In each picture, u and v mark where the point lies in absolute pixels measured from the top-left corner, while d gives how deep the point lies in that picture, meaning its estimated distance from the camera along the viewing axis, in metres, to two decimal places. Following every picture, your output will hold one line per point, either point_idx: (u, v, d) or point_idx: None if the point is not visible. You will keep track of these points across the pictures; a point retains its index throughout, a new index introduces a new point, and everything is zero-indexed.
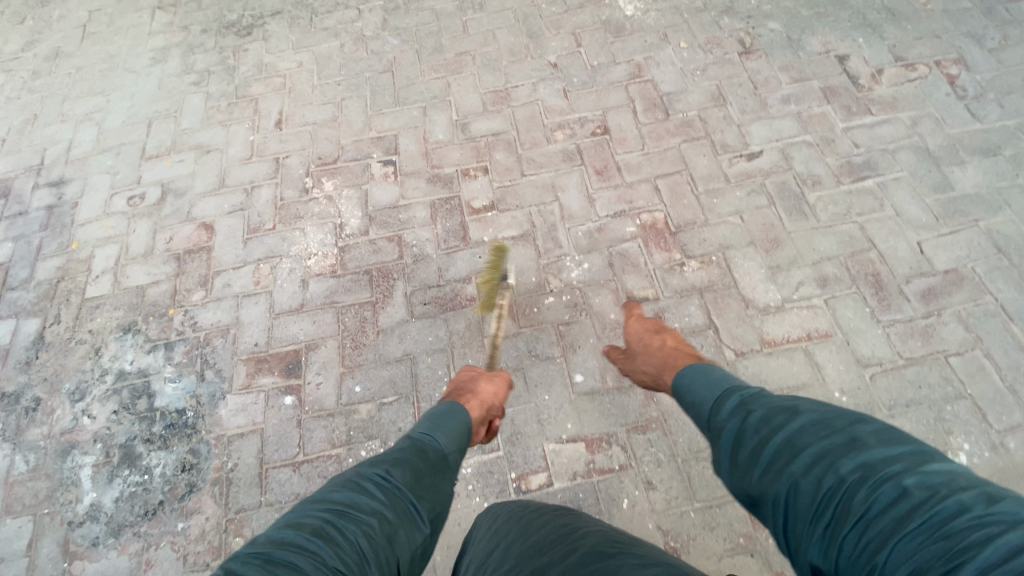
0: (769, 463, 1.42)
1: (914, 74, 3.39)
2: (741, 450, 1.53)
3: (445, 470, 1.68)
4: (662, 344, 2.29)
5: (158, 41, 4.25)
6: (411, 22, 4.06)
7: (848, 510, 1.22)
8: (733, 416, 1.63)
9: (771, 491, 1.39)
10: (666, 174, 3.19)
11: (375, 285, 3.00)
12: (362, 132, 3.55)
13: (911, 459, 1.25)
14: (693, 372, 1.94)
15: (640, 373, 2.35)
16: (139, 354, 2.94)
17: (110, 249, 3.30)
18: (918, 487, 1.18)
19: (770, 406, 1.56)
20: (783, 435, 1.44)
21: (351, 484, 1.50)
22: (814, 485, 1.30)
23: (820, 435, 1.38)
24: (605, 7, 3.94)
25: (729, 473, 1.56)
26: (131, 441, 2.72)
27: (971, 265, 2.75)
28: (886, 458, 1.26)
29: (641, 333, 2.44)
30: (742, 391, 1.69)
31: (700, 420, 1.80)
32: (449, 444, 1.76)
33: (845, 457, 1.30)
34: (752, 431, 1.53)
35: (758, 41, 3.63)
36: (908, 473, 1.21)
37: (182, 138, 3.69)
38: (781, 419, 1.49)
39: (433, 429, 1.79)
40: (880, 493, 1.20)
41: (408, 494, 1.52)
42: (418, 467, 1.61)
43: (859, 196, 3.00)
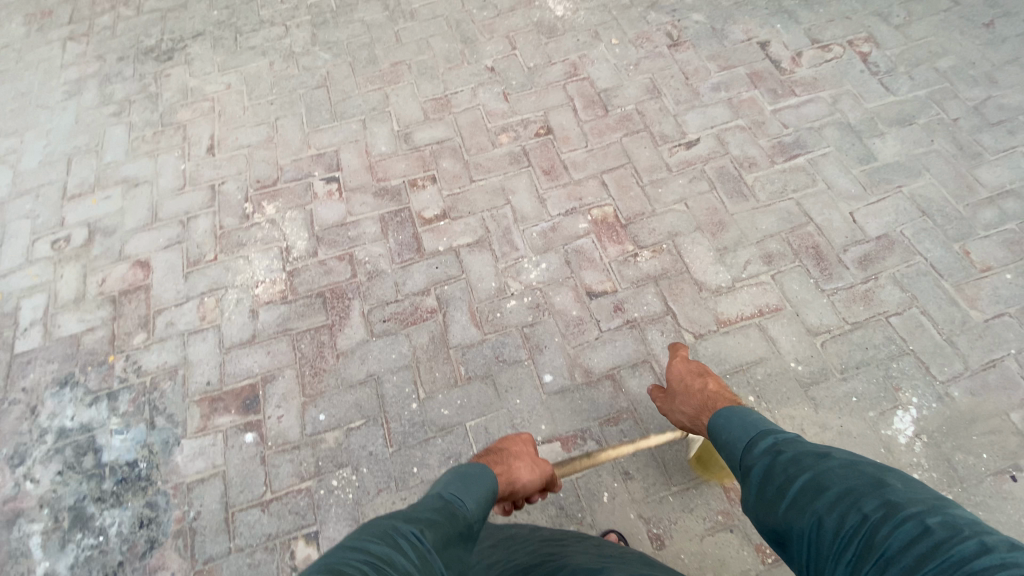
0: (794, 499, 1.46)
1: (830, 54, 3.59)
2: (765, 485, 1.58)
3: (468, 542, 1.56)
4: (704, 387, 2.18)
5: (70, 72, 4.00)
6: (341, 36, 3.97)
7: (870, 547, 1.25)
8: (758, 452, 1.68)
9: (795, 527, 1.42)
10: (611, 168, 3.25)
11: (331, 307, 2.90)
12: (301, 151, 3.44)
13: (937, 502, 1.28)
14: (730, 414, 1.88)
15: (677, 414, 2.25)
16: (80, 408, 2.74)
17: (37, 299, 3.06)
18: (941, 527, 1.21)
19: (800, 448, 1.60)
20: (810, 472, 1.48)
21: (388, 536, 1.36)
22: (838, 521, 1.33)
23: (847, 475, 1.43)
24: (536, 8, 3.98)
25: (752, 506, 1.59)
26: (80, 502, 2.53)
27: (900, 229, 2.93)
28: (911, 499, 1.29)
29: (685, 371, 2.31)
30: (767, 429, 1.75)
31: (724, 454, 1.85)
32: (475, 512, 1.64)
33: (870, 495, 1.34)
34: (778, 467, 1.58)
35: (685, 33, 3.75)
36: (932, 513, 1.24)
37: (107, 173, 3.47)
38: (810, 459, 1.53)
39: (464, 494, 1.65)
40: (902, 531, 1.23)
41: (438, 561, 1.39)
42: (448, 532, 1.49)
43: (794, 173, 3.14)
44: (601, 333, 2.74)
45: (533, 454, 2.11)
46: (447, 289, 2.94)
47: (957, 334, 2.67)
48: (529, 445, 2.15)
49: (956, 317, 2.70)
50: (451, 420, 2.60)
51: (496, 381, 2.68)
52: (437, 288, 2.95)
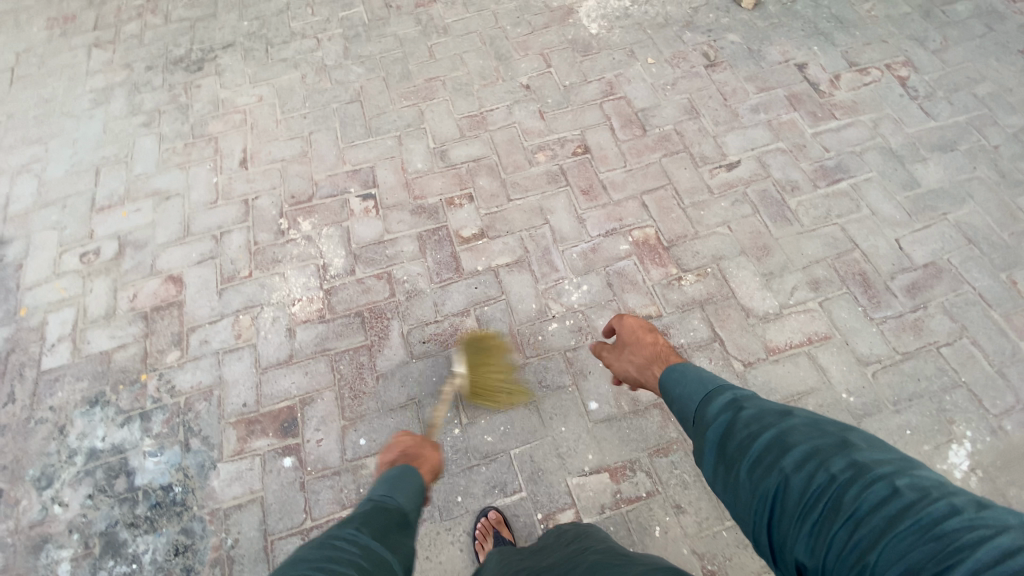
0: (759, 458, 1.48)
1: (868, 78, 3.58)
2: (728, 444, 1.59)
3: (408, 529, 1.72)
4: (656, 341, 2.24)
5: (98, 81, 3.94)
6: (374, 49, 3.94)
7: (837, 508, 1.27)
8: (719, 410, 1.69)
9: (760, 486, 1.44)
10: (651, 189, 3.21)
11: (369, 326, 2.85)
12: (336, 167, 3.41)
13: (900, 462, 1.31)
14: (688, 370, 1.94)
15: (625, 364, 2.30)
16: (111, 429, 2.67)
17: (66, 313, 2.99)
18: (908, 488, 1.23)
19: (762, 407, 1.62)
20: (775, 430, 1.50)
21: (326, 543, 1.50)
22: (805, 482, 1.35)
23: (811, 435, 1.45)
24: (570, 26, 3.96)
25: (714, 465, 1.61)
26: (112, 527, 2.45)
27: (947, 257, 2.90)
28: (878, 460, 1.32)
29: (635, 324, 2.36)
30: (725, 387, 1.77)
31: (681, 413, 1.86)
32: (408, 502, 1.78)
33: (837, 456, 1.36)
34: (741, 424, 1.59)
35: (722, 54, 3.74)
36: (900, 475, 1.26)
37: (137, 185, 3.42)
38: (774, 418, 1.54)
39: (392, 491, 1.78)
40: (871, 492, 1.25)
41: (380, 549, 1.56)
42: (384, 524, 1.65)
43: (836, 198, 3.11)
44: None
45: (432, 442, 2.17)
46: (487, 309, 2.89)
47: (1009, 365, 2.62)
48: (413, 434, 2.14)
49: (1008, 348, 2.66)
50: (495, 447, 2.53)
51: (540, 407, 2.62)
52: (477, 309, 2.89)
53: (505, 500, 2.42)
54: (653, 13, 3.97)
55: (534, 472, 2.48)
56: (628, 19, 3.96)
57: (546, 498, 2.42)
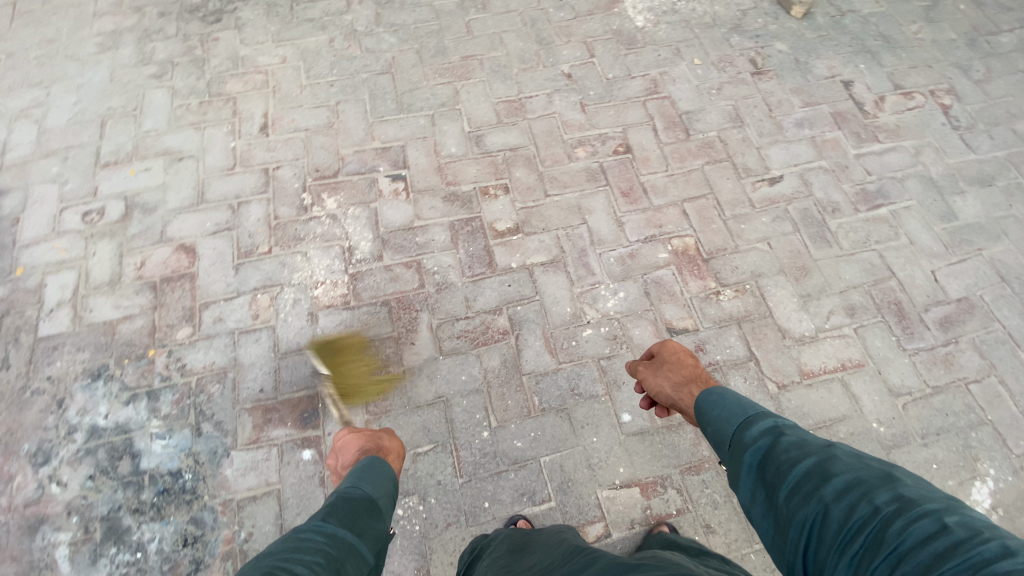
0: (798, 485, 1.40)
1: (912, 102, 3.53)
2: (765, 469, 1.51)
3: (378, 513, 1.72)
4: (696, 364, 2.20)
5: (104, 23, 3.62)
6: (407, 19, 3.71)
7: (880, 539, 1.18)
8: (759, 434, 1.61)
9: (797, 514, 1.36)
10: (692, 198, 3.13)
11: (396, 317, 2.71)
12: (364, 142, 3.22)
13: (950, 501, 1.21)
14: (726, 395, 1.84)
15: (659, 379, 2.21)
16: (115, 406, 2.50)
17: (66, 276, 2.77)
18: (957, 526, 1.13)
19: (803, 434, 1.53)
20: (817, 458, 1.42)
21: (293, 536, 1.51)
22: (846, 512, 1.27)
23: (853, 465, 1.36)
24: (615, 15, 3.79)
25: (750, 489, 1.53)
26: (115, 512, 2.31)
27: (980, 293, 2.91)
28: (926, 496, 1.22)
29: (678, 347, 2.30)
30: (764, 412, 1.68)
31: (716, 434, 1.77)
32: (375, 488, 1.77)
33: (882, 488, 1.27)
34: (780, 450, 1.51)
35: (769, 62, 3.64)
36: (949, 512, 1.16)
37: (146, 142, 3.17)
38: (816, 446, 1.46)
39: (357, 481, 1.76)
40: (916, 526, 1.15)
41: (347, 533, 1.57)
42: (350, 511, 1.65)
43: (876, 224, 3.07)
44: None
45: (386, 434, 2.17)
46: (520, 309, 2.78)
47: None
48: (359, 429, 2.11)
49: None
50: (524, 454, 2.46)
51: (572, 415, 2.54)
52: (509, 308, 2.78)
53: (532, 510, 2.36)
54: (700, 12, 3.83)
55: (564, 482, 2.42)
56: (674, 15, 3.81)
57: (575, 510, 2.37)
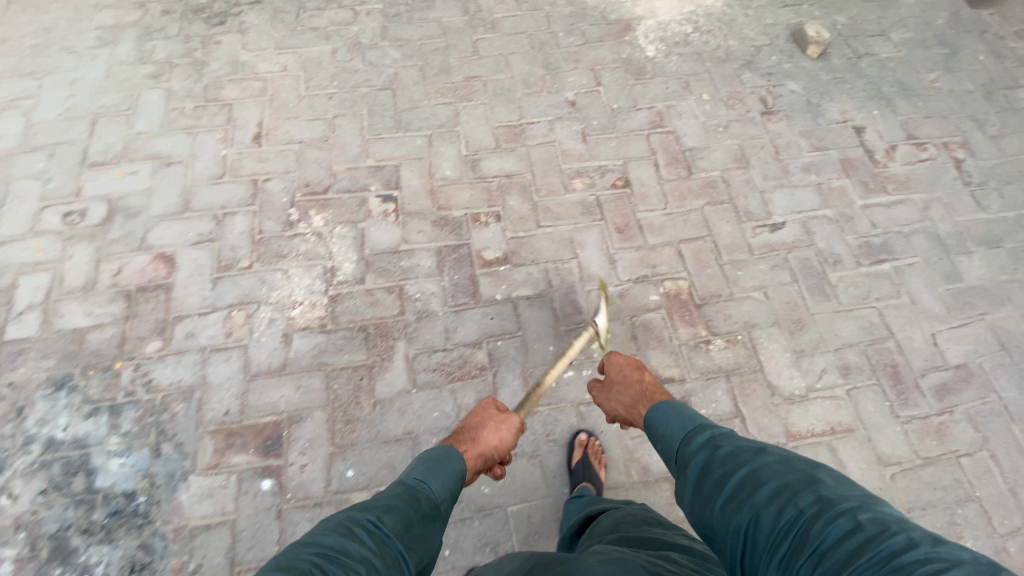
0: (732, 493, 1.46)
1: (925, 153, 3.41)
2: (703, 481, 1.56)
3: (433, 521, 1.65)
4: (643, 378, 2.09)
5: (107, 17, 3.58)
6: (414, 34, 3.65)
7: (805, 542, 1.28)
8: (695, 446, 1.65)
9: (732, 521, 1.43)
10: (689, 239, 3.02)
11: (372, 345, 2.62)
12: (357, 159, 3.15)
13: (864, 497, 1.33)
14: (668, 407, 1.81)
15: (612, 403, 2.15)
16: (75, 419, 2.44)
17: (39, 278, 2.72)
18: (871, 522, 1.25)
19: (734, 441, 1.60)
20: (749, 467, 1.48)
21: (343, 527, 1.47)
22: (776, 516, 1.35)
23: (782, 470, 1.44)
24: (626, 43, 3.71)
25: (690, 500, 1.58)
26: (63, 531, 2.24)
27: (978, 360, 2.79)
28: (843, 495, 1.33)
29: (624, 361, 2.20)
30: (701, 421, 1.72)
31: (660, 447, 1.78)
32: (441, 492, 1.71)
33: (806, 491, 1.36)
34: (717, 462, 1.56)
35: (779, 102, 3.54)
36: (863, 509, 1.28)
37: (136, 144, 3.11)
38: (747, 454, 1.53)
39: (427, 478, 1.72)
40: (836, 526, 1.26)
41: (397, 543, 1.50)
42: (409, 515, 1.59)
43: (877, 279, 2.96)
44: None
45: (500, 418, 2.12)
46: (501, 344, 2.68)
47: (1022, 486, 2.53)
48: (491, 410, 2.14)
49: None
50: (491, 500, 2.36)
51: (544, 463, 2.45)
52: (490, 342, 2.68)
53: None
54: (714, 45, 3.74)
55: (530, 535, 2.32)
56: (687, 47, 3.72)
57: None
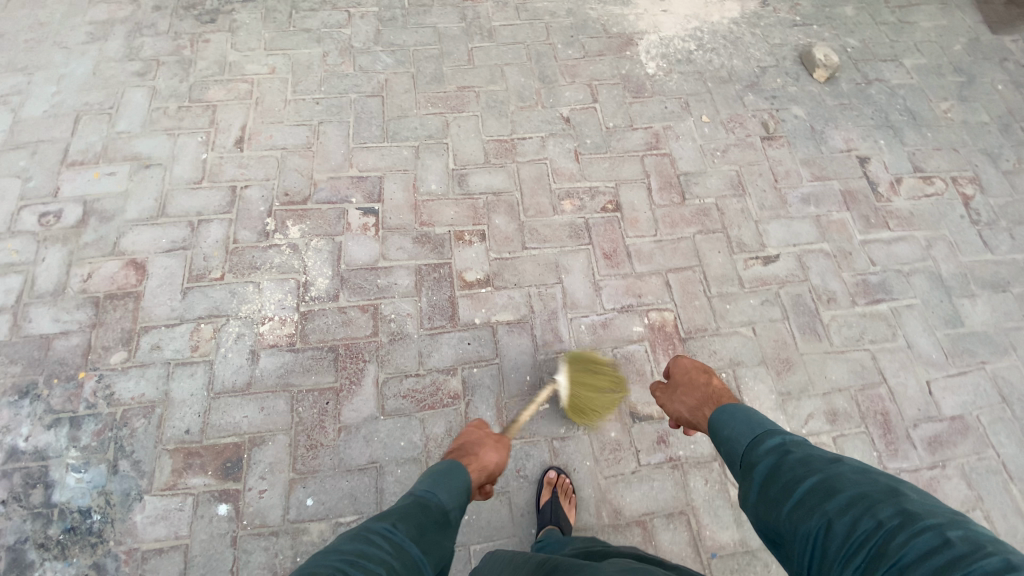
0: (802, 499, 1.42)
1: (931, 188, 3.28)
2: (770, 484, 1.53)
3: (446, 529, 1.63)
4: (710, 382, 2.05)
5: (96, 10, 3.50)
6: (408, 40, 3.54)
7: (882, 554, 1.21)
8: (765, 451, 1.62)
9: (801, 527, 1.39)
10: (678, 268, 2.92)
11: (341, 366, 2.54)
12: (341, 169, 3.06)
13: (955, 516, 1.24)
14: (736, 410, 1.80)
15: (675, 406, 2.10)
16: (36, 429, 2.37)
17: (10, 280, 2.65)
18: (961, 540, 1.17)
19: (810, 450, 1.55)
20: (822, 474, 1.44)
21: (360, 535, 1.46)
22: (850, 526, 1.30)
23: (859, 482, 1.39)
24: (626, 59, 3.59)
25: (755, 503, 1.55)
26: (20, 544, 2.18)
27: (975, 412, 2.67)
28: (930, 511, 1.26)
29: (690, 364, 2.17)
30: (774, 428, 1.68)
31: (724, 451, 1.77)
32: (451, 501, 1.67)
33: (885, 503, 1.30)
34: (787, 467, 1.52)
35: (782, 127, 3.41)
36: (953, 527, 1.20)
37: (116, 144, 3.03)
38: (822, 462, 1.48)
39: (435, 487, 1.68)
40: (918, 541, 1.19)
41: (414, 548, 1.50)
42: (422, 522, 1.57)
43: (873, 320, 2.84)
44: (638, 468, 2.44)
45: (497, 440, 2.03)
46: (475, 372, 2.59)
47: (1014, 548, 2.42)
48: (484, 429, 2.10)
49: (1019, 530, 2.45)
50: (454, 538, 2.27)
51: (512, 500, 2.36)
52: (464, 369, 2.59)
53: None
54: (717, 64, 3.62)
55: None
56: (689, 65, 3.60)
57: None
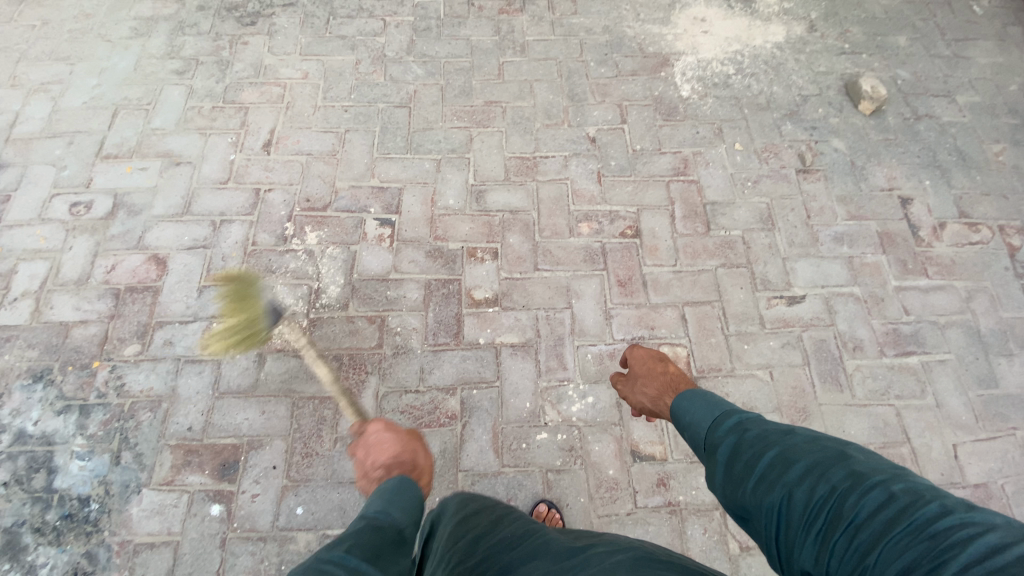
0: (762, 474, 1.43)
1: (977, 236, 3.06)
2: (733, 464, 1.53)
3: (403, 547, 1.45)
4: (666, 369, 2.13)
5: (144, 8, 3.63)
6: (440, 51, 3.55)
7: (839, 516, 1.23)
8: (725, 431, 1.63)
9: (764, 501, 1.39)
10: (695, 302, 2.81)
11: (344, 376, 2.55)
12: (362, 177, 3.08)
13: (895, 470, 1.29)
14: (695, 396, 1.82)
15: (637, 396, 2.18)
16: (46, 414, 2.46)
17: (37, 267, 2.77)
18: (904, 492, 1.21)
19: (764, 425, 1.56)
20: (779, 447, 1.45)
21: (311, 568, 1.25)
22: (808, 493, 1.32)
23: (811, 448, 1.41)
24: (660, 80, 3.49)
25: (721, 484, 1.54)
26: (18, 527, 2.27)
27: (1003, 482, 2.47)
28: (874, 468, 1.30)
29: (644, 354, 2.24)
30: (732, 408, 1.70)
31: (688, 436, 1.78)
32: (404, 518, 1.51)
33: (836, 466, 1.33)
34: (746, 444, 1.53)
35: (819, 160, 3.25)
36: (895, 480, 1.24)
37: (150, 140, 3.14)
38: (776, 434, 1.50)
39: (387, 505, 1.53)
40: (868, 499, 1.22)
41: (373, 569, 1.31)
42: (376, 543, 1.40)
43: (901, 374, 2.67)
44: (634, 509, 2.35)
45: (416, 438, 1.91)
46: (476, 393, 2.55)
47: None
48: (397, 431, 1.87)
49: None
50: None
51: None
52: (464, 389, 2.56)
53: None
54: (756, 90, 3.48)
55: None
56: (725, 90, 3.48)
57: None
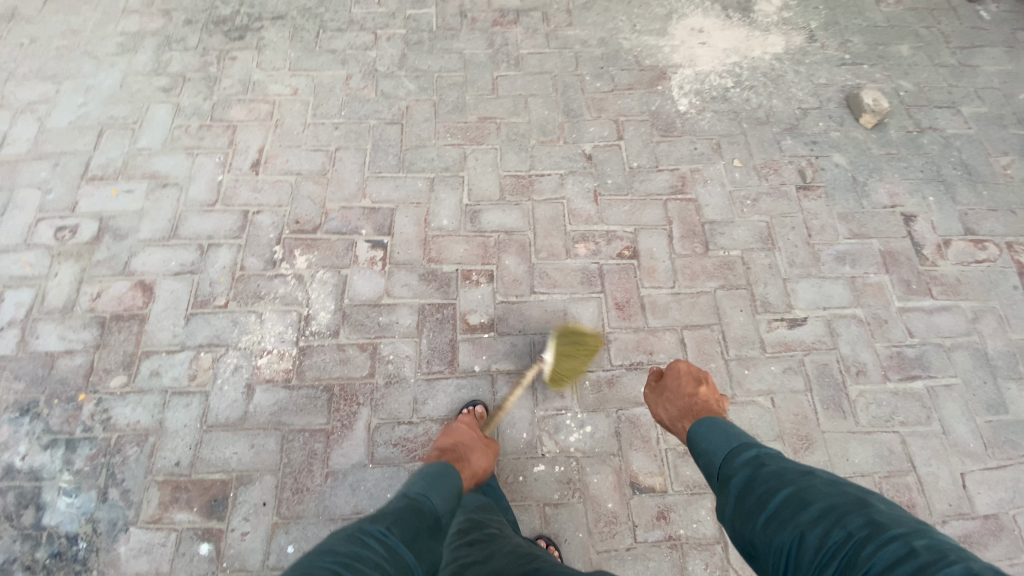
0: (775, 512, 1.50)
1: (983, 253, 3.00)
2: (745, 498, 1.61)
3: (438, 533, 1.70)
4: (695, 394, 2.10)
5: (131, 23, 3.55)
6: (433, 65, 3.47)
7: (852, 564, 1.30)
8: (740, 464, 1.70)
9: (776, 539, 1.47)
10: (695, 326, 2.75)
11: (335, 408, 2.49)
12: (354, 198, 3.01)
13: (917, 524, 1.34)
14: (713, 424, 1.89)
15: (659, 409, 2.22)
16: (32, 449, 2.40)
17: (23, 294, 2.70)
18: (925, 549, 1.26)
19: (781, 463, 1.64)
20: (793, 487, 1.53)
21: (355, 537, 1.54)
22: (821, 538, 1.39)
23: (829, 493, 1.47)
24: (657, 94, 3.42)
25: (731, 516, 1.63)
26: (7, 566, 2.21)
27: (1012, 512, 2.42)
28: (893, 521, 1.35)
29: (684, 370, 2.21)
30: (749, 441, 1.77)
31: (703, 463, 1.84)
32: (442, 506, 1.75)
33: (854, 514, 1.39)
34: (761, 480, 1.61)
35: (820, 176, 3.19)
36: (917, 536, 1.29)
37: (136, 161, 3.07)
38: (793, 475, 1.57)
39: (428, 491, 1.76)
40: (885, 550, 1.28)
41: (407, 552, 1.57)
42: (415, 526, 1.65)
43: (906, 399, 2.61)
44: (634, 544, 2.30)
45: (483, 444, 2.17)
46: None
47: None
48: (475, 433, 2.20)
49: None
50: None
51: None
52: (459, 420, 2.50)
53: None
54: (755, 104, 3.42)
55: None
56: (724, 104, 3.41)
57: None
